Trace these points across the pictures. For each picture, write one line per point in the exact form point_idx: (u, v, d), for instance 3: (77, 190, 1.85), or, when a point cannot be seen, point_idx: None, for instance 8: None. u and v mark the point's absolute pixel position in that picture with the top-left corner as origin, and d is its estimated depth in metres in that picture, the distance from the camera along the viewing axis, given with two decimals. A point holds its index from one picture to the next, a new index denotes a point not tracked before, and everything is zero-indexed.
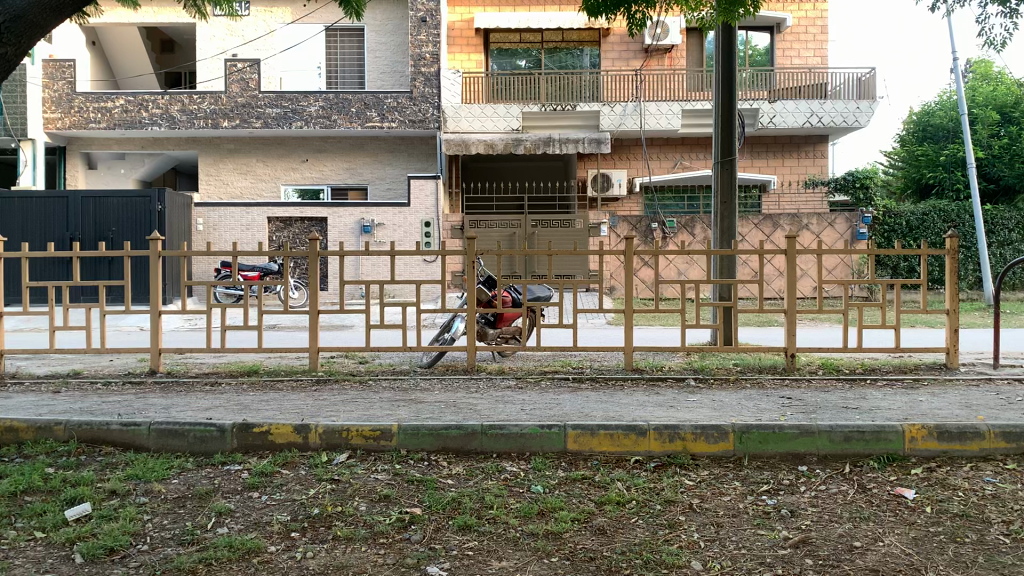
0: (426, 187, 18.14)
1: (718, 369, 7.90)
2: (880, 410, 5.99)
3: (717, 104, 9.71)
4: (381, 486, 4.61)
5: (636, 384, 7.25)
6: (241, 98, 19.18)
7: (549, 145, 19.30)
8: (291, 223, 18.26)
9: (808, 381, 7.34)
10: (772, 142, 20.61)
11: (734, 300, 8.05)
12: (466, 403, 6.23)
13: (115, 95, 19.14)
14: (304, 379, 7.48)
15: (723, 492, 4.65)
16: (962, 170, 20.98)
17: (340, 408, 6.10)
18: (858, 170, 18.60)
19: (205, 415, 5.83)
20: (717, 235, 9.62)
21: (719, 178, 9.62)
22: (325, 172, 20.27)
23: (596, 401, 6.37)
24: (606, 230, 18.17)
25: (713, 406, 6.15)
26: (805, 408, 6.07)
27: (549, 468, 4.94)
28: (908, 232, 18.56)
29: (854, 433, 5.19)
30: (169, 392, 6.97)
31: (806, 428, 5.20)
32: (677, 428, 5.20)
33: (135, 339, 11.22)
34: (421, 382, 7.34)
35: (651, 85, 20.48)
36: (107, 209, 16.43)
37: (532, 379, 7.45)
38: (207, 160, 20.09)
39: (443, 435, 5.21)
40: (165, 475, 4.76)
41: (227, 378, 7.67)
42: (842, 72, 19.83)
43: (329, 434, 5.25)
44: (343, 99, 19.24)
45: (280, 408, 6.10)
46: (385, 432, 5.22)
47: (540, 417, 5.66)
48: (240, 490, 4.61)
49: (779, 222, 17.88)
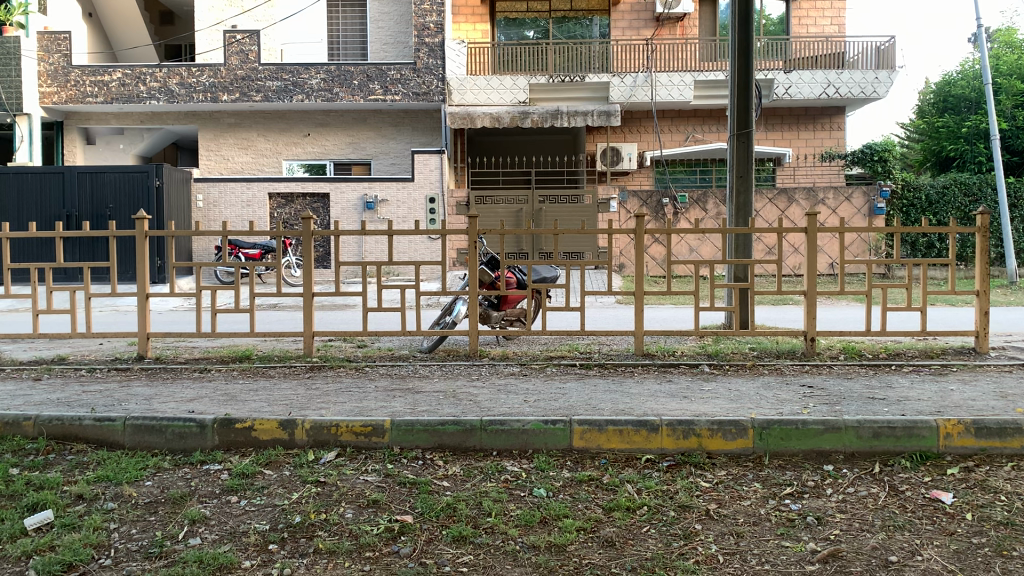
0: (430, 161, 17.69)
1: (734, 354, 7.49)
2: (910, 402, 5.58)
3: (733, 73, 9.19)
4: (370, 490, 4.25)
5: (647, 371, 6.85)
6: (240, 70, 18.71)
7: (557, 118, 18.76)
8: (293, 200, 17.89)
9: (829, 367, 6.94)
10: (787, 114, 20.03)
11: (751, 281, 7.65)
12: (465, 393, 5.87)
13: (112, 68, 18.72)
14: (297, 365, 7.13)
15: (743, 497, 4.27)
16: (985, 142, 20.37)
17: (332, 399, 5.74)
18: (876, 143, 18.19)
19: (188, 407, 5.48)
20: (733, 212, 9.16)
21: (735, 151, 9.14)
22: (328, 146, 19.85)
23: (605, 390, 5.99)
24: (616, 204, 17.57)
25: (730, 396, 5.77)
26: (828, 399, 5.67)
27: (554, 468, 4.56)
28: (928, 207, 18.03)
29: (885, 429, 4.79)
30: (155, 380, 6.63)
31: (833, 424, 4.81)
32: (692, 424, 4.81)
33: (122, 321, 10.73)
34: (420, 369, 6.96)
35: (662, 54, 19.90)
36: (104, 185, 16.04)
37: (537, 365, 7.07)
38: (207, 134, 19.69)
39: (440, 431, 4.84)
40: (138, 477, 4.41)
41: (216, 364, 7.32)
42: (859, 41, 19.17)
43: (316, 430, 4.87)
44: (345, 70, 18.72)
45: (268, 399, 5.75)
46: (377, 428, 4.85)
47: (544, 410, 5.27)
48: (218, 494, 4.25)
49: (794, 197, 17.36)
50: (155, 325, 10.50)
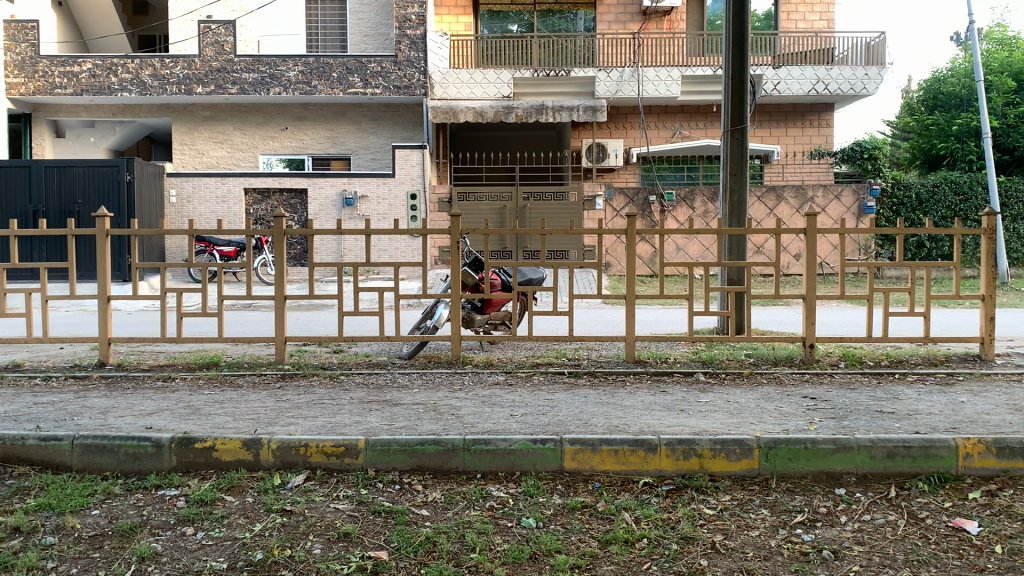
0: (412, 157, 17.26)
1: (729, 361, 7.13)
2: (921, 416, 5.22)
3: (727, 66, 8.84)
4: (342, 520, 3.85)
5: (639, 380, 6.47)
6: (216, 62, 18.19)
7: (541, 113, 18.15)
8: (269, 196, 17.42)
9: (830, 376, 6.60)
10: (776, 110, 19.73)
11: (747, 284, 7.30)
12: (447, 406, 5.46)
13: (82, 58, 18.16)
14: (268, 374, 6.70)
15: (751, 526, 3.91)
16: (975, 140, 20.22)
17: (303, 413, 5.31)
18: (865, 141, 17.98)
19: (145, 423, 5.05)
20: (727, 212, 8.82)
21: (728, 148, 8.80)
22: (306, 141, 19.35)
23: (596, 402, 5.62)
24: (602, 202, 17.20)
25: (729, 410, 5.40)
26: (834, 413, 5.32)
27: (543, 494, 4.17)
28: (918, 206, 17.83)
29: (900, 449, 4.44)
30: (114, 391, 6.18)
31: (844, 443, 4.45)
32: (694, 443, 4.44)
33: (81, 324, 10.16)
34: (399, 378, 6.55)
35: (648, 49, 19.58)
36: (72, 179, 15.47)
37: (523, 373, 6.67)
38: (181, 127, 19.15)
39: (418, 452, 4.44)
40: (84, 505, 3.99)
41: (182, 371, 6.88)
42: (849, 36, 18.89)
43: (283, 450, 4.46)
44: (324, 63, 18.28)
45: (233, 413, 5.32)
46: (350, 449, 4.44)
47: (532, 426, 4.88)
48: (173, 525, 3.83)
49: (783, 194, 17.08)
50: (117, 327, 9.94)
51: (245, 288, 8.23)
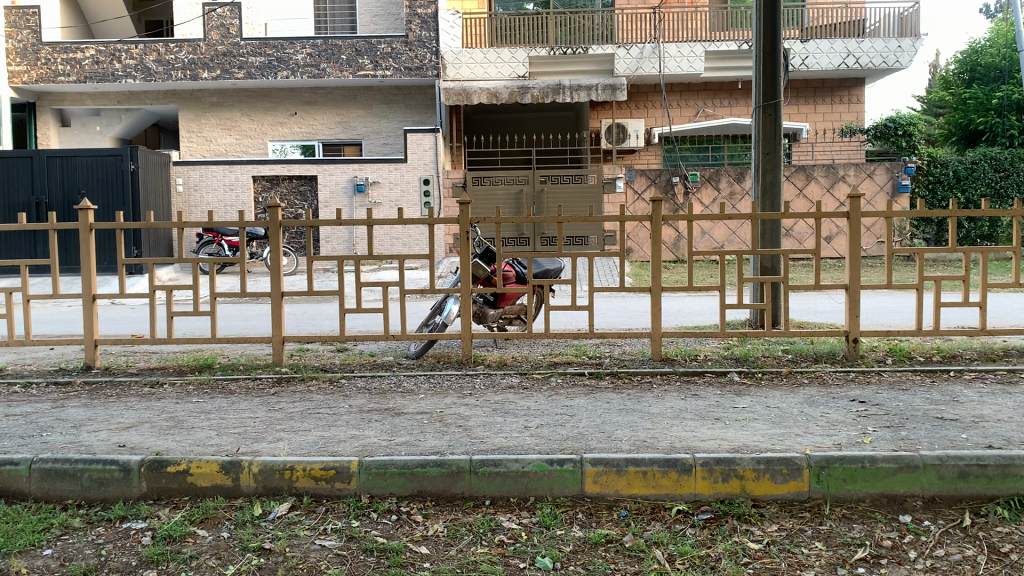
0: (424, 141, 16.68)
1: (765, 358, 6.53)
2: (991, 425, 4.60)
3: (757, 38, 8.17)
4: (327, 562, 3.33)
5: (667, 382, 5.88)
6: (221, 46, 17.73)
7: (559, 93, 17.51)
8: (278, 182, 16.96)
9: (878, 374, 5.98)
10: (802, 86, 18.95)
11: (784, 273, 6.67)
12: (455, 417, 4.90)
13: (85, 45, 17.80)
14: (264, 378, 6.19)
15: (805, 565, 3.33)
16: (1016, 114, 19.43)
17: (294, 426, 4.78)
18: (899, 116, 17.36)
19: (118, 440, 4.54)
20: (758, 194, 8.17)
21: (760, 126, 8.14)
22: (317, 126, 18.81)
23: (619, 410, 5.04)
24: (622, 185, 16.62)
25: (770, 419, 4.81)
26: (890, 422, 4.71)
27: (561, 526, 3.62)
28: (955, 183, 17.22)
29: (973, 468, 3.84)
30: (95, 399, 5.70)
31: (907, 461, 3.86)
32: (734, 463, 3.87)
33: (67, 321, 9.68)
34: (405, 382, 5.99)
35: (671, 24, 18.55)
36: (75, 169, 15.06)
37: (540, 374, 6.12)
38: (188, 114, 18.71)
39: (419, 475, 3.89)
40: (36, 542, 3.49)
41: (171, 375, 6.40)
42: (879, 9, 18.08)
43: (266, 474, 3.94)
44: (332, 45, 17.78)
45: (218, 427, 4.81)
46: (341, 472, 3.91)
47: (548, 441, 4.33)
48: (133, 568, 3.31)
49: (812, 173, 16.32)
50: (105, 323, 9.45)
51: (242, 283, 7.64)
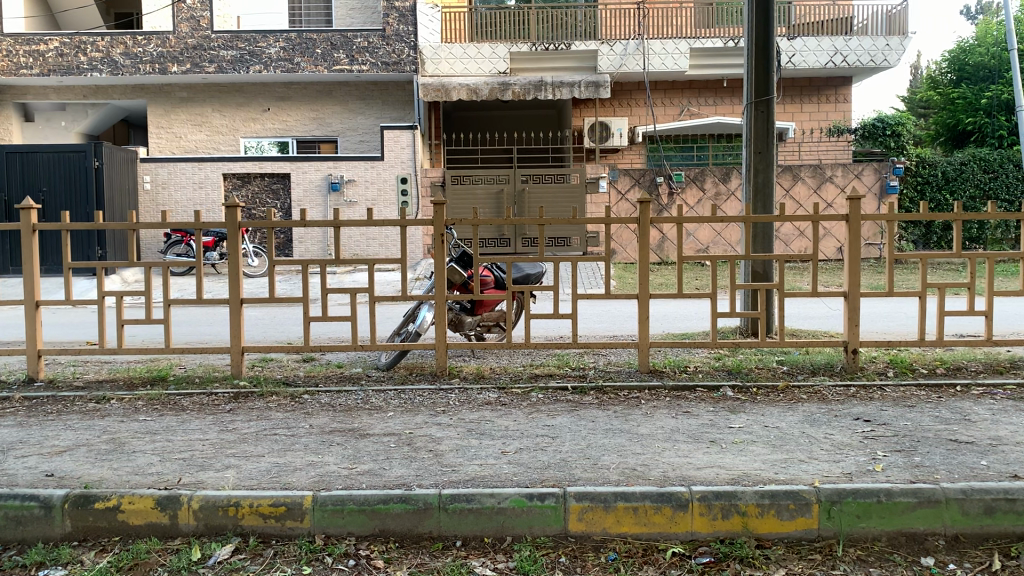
0: (401, 138, 16.21)
1: (759, 370, 6.13)
2: (1010, 449, 4.20)
3: (749, 31, 7.78)
4: None
5: (655, 397, 5.46)
6: (191, 39, 17.22)
7: (540, 90, 17.03)
8: (250, 180, 16.46)
9: (881, 390, 5.57)
10: (789, 85, 18.63)
11: (779, 279, 6.20)
12: (425, 440, 4.45)
13: (49, 37, 17.22)
14: (221, 392, 5.70)
15: None
16: (1006, 114, 19.25)
17: (245, 451, 4.31)
18: (888, 115, 17.12)
19: (46, 468, 4.06)
20: (750, 195, 7.82)
21: (752, 123, 7.74)
22: (291, 122, 18.29)
23: (605, 431, 4.60)
24: (606, 185, 16.23)
25: (770, 441, 4.40)
26: (899, 445, 4.31)
27: (542, 572, 3.19)
28: (944, 184, 17.07)
29: (1001, 502, 3.45)
30: (31, 416, 5.21)
31: (928, 495, 3.46)
32: (735, 497, 3.45)
33: (17, 326, 9.24)
34: (373, 397, 5.53)
35: (655, 21, 18.13)
36: (35, 165, 14.47)
37: (520, 389, 5.66)
38: (157, 109, 18.13)
39: (382, 513, 3.45)
40: None
41: (120, 389, 5.90)
42: (866, 6, 17.85)
43: (208, 511, 3.47)
44: (307, 38, 17.29)
45: (160, 452, 4.33)
46: (293, 509, 3.45)
47: (528, 470, 3.89)
48: None
49: (799, 174, 15.98)
50: (53, 329, 8.94)
51: (198, 287, 7.08)
